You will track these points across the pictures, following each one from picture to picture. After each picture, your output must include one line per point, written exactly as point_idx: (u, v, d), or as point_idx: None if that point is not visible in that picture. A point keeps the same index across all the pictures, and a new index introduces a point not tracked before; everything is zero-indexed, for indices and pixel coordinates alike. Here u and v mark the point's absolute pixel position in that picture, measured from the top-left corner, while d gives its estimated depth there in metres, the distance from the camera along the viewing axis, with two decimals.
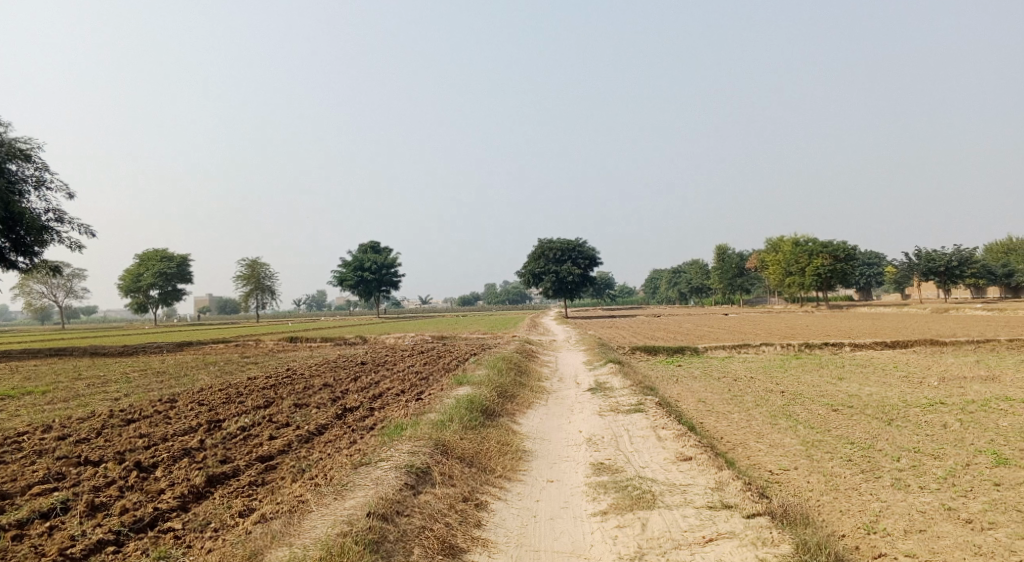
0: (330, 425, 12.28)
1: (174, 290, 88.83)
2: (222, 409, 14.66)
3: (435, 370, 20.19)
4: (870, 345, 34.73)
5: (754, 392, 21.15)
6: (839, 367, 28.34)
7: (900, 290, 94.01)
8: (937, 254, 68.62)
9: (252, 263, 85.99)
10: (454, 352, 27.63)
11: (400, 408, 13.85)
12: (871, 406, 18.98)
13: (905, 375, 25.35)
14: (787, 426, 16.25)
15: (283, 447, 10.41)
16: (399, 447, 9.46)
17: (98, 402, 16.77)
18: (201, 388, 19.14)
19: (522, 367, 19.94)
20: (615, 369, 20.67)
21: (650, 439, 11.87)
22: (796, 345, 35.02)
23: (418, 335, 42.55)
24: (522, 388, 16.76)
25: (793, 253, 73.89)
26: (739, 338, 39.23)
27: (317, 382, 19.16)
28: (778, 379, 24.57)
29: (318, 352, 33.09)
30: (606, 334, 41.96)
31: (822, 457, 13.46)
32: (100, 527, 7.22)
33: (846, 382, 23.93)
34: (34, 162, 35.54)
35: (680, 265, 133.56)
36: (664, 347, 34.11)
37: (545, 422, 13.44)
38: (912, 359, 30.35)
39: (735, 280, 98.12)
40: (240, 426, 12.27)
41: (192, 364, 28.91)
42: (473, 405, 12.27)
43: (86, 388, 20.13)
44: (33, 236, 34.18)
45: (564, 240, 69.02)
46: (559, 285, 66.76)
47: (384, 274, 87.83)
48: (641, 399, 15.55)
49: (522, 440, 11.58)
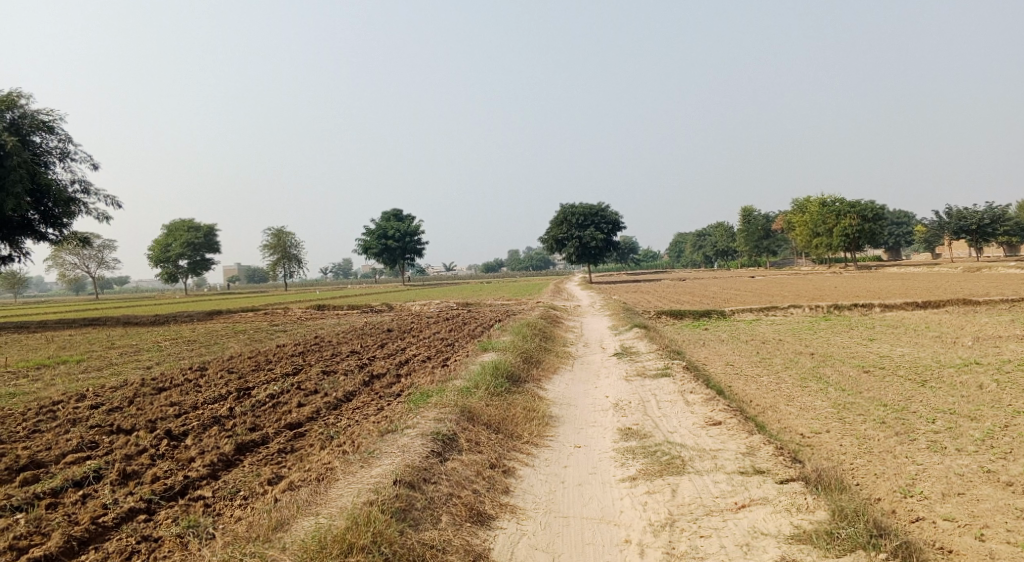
0: (357, 392, 12.31)
1: (202, 260, 89.81)
2: (250, 377, 14.77)
3: (460, 337, 20.17)
4: (901, 306, 34.14)
5: (783, 355, 20.88)
6: (870, 328, 27.90)
7: (931, 249, 92.27)
8: (969, 212, 67.00)
9: (278, 232, 86.56)
10: (479, 318, 27.64)
11: (426, 375, 13.84)
12: (903, 367, 18.65)
13: (937, 336, 24.89)
14: (817, 389, 16.03)
15: (311, 414, 10.46)
16: (426, 413, 9.43)
17: (130, 372, 17.00)
18: (230, 356, 19.33)
19: (547, 333, 19.86)
20: (641, 334, 20.50)
21: (678, 404, 11.74)
22: (824, 306, 34.52)
23: (442, 301, 42.66)
24: (548, 354, 16.69)
25: (820, 214, 72.63)
26: (765, 301, 38.77)
27: (343, 350, 19.25)
28: (807, 341, 24.26)
29: (344, 320, 33.29)
30: (631, 298, 41.68)
31: (854, 420, 13.25)
32: (131, 495, 7.30)
33: (876, 343, 23.56)
34: (58, 134, 35.79)
35: (705, 228, 132.11)
36: (690, 311, 33.81)
37: (571, 388, 13.36)
38: (944, 319, 29.77)
39: (761, 242, 96.91)
40: (269, 393, 12.34)
41: (220, 333, 29.23)
42: (499, 371, 12.21)
43: (118, 357, 20.41)
44: (62, 208, 34.58)
45: (587, 204, 68.45)
46: (583, 249, 66.37)
47: (407, 241, 87.96)
48: (668, 363, 15.41)
49: (549, 405, 11.51)
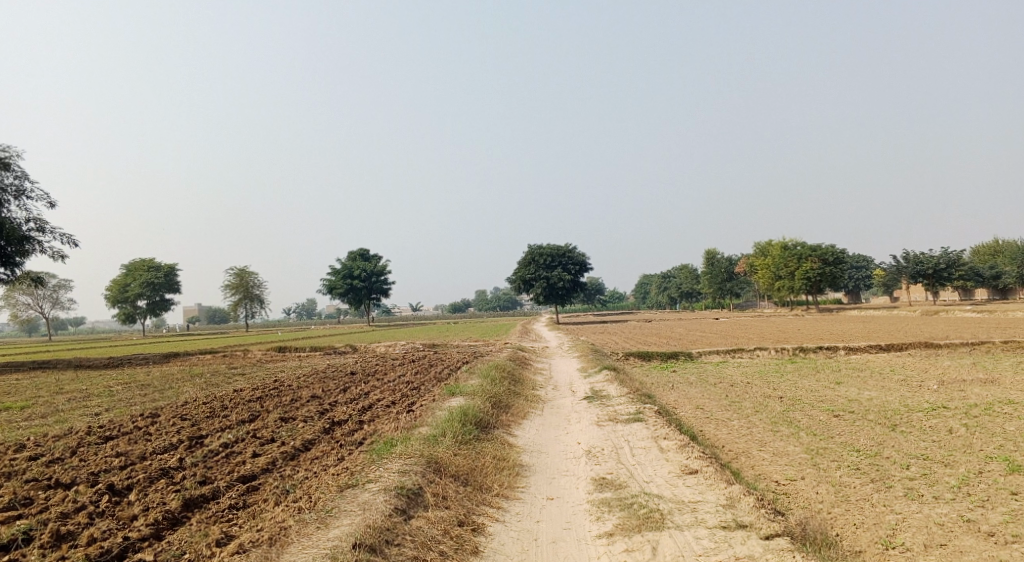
0: (317, 440, 11.73)
1: (162, 300, 87.76)
2: (204, 424, 14.06)
3: (426, 380, 19.63)
4: (864, 348, 34.45)
5: (752, 398, 20.69)
6: (836, 371, 27.98)
7: (889, 293, 94.21)
8: (925, 256, 68.66)
9: (241, 272, 85.14)
10: (445, 361, 27.09)
11: (390, 421, 13.31)
12: (872, 411, 18.56)
13: (902, 379, 24.99)
14: (789, 433, 15.79)
15: (267, 465, 9.87)
16: (389, 465, 8.94)
17: (76, 418, 16.11)
18: (184, 401, 18.48)
19: (516, 376, 19.43)
20: (610, 376, 20.18)
21: (652, 451, 11.38)
22: (790, 349, 34.64)
23: (408, 343, 42.02)
24: (516, 398, 16.24)
25: (782, 257, 73.81)
26: (732, 343, 38.84)
27: (304, 394, 18.57)
28: (775, 384, 24.18)
29: (306, 363, 32.45)
30: (598, 340, 41.46)
31: (828, 466, 13.01)
32: (63, 560, 6.67)
33: (844, 386, 23.56)
34: (14, 171, 34.77)
35: (670, 270, 133.52)
36: (658, 353, 33.66)
37: (541, 434, 12.94)
38: (907, 362, 30.01)
39: (725, 285, 98.06)
40: (223, 442, 11.68)
41: (176, 376, 28.20)
42: (467, 418, 11.74)
43: (65, 403, 19.40)
44: (15, 247, 33.41)
45: (554, 246, 68.62)
46: (550, 291, 66.30)
47: (373, 282, 87.10)
48: (640, 407, 15.05)
49: (519, 454, 11.05)
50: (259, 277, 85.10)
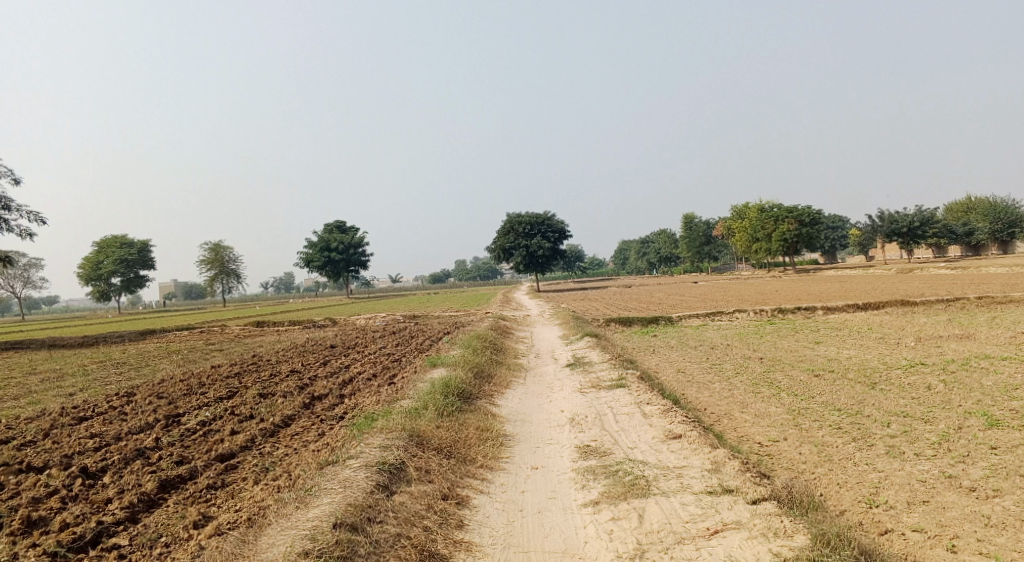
0: (297, 416, 11.54)
1: (137, 277, 86.52)
2: (181, 403, 13.79)
3: (407, 351, 19.44)
4: (842, 308, 34.72)
5: (733, 360, 20.76)
6: (815, 331, 28.17)
7: (865, 252, 95.09)
8: (899, 215, 69.22)
9: (216, 247, 84.00)
10: (425, 331, 26.92)
11: (371, 395, 13.14)
12: (851, 370, 18.69)
13: (880, 337, 25.20)
14: (771, 394, 15.84)
15: (246, 443, 9.69)
16: (370, 440, 8.78)
17: (50, 399, 15.77)
18: (161, 379, 18.17)
19: (498, 345, 19.30)
20: (592, 343, 20.12)
21: (636, 417, 11.32)
22: (769, 310, 34.82)
23: (388, 314, 41.75)
24: (498, 367, 16.12)
25: (759, 219, 74.07)
26: (712, 306, 38.99)
27: (283, 368, 18.33)
28: (755, 346, 24.29)
29: (285, 337, 32.08)
30: (579, 306, 41.44)
31: (810, 426, 13.07)
32: (35, 548, 6.48)
33: (823, 346, 23.72)
34: None
35: (648, 235, 133.81)
36: (638, 318, 33.69)
37: (524, 402, 12.84)
38: (885, 320, 30.28)
39: (703, 248, 98.44)
40: (201, 421, 11.46)
41: (153, 353, 27.79)
42: (449, 389, 11.59)
43: (38, 384, 19.01)
44: None
45: (533, 213, 68.29)
46: (529, 258, 66.13)
47: (351, 254, 86.37)
48: (622, 374, 14.99)
49: (502, 424, 10.94)
50: (235, 252, 84.06)
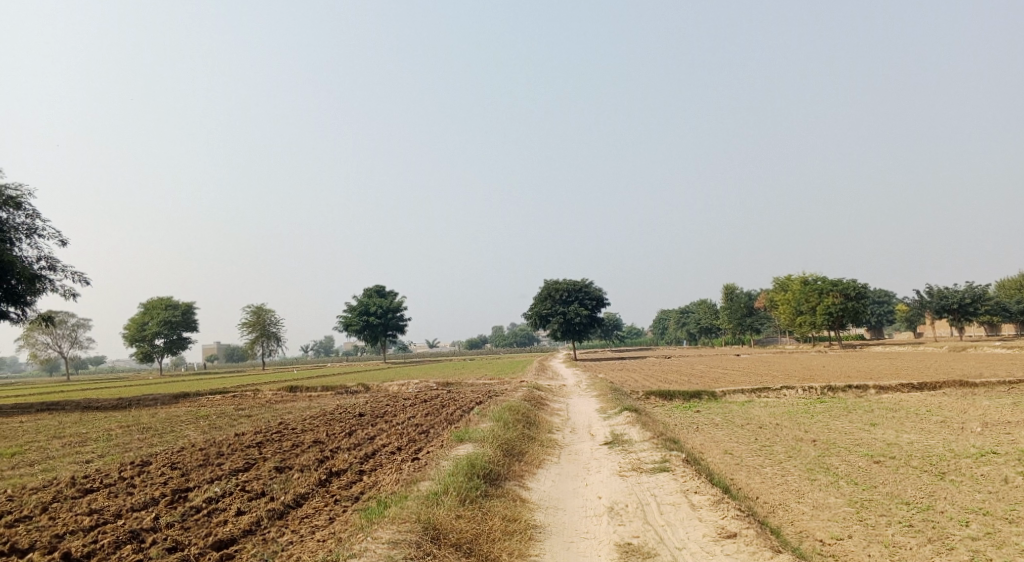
0: (311, 494, 10.67)
1: (179, 339, 87.30)
2: (194, 475, 13.01)
3: (436, 423, 18.42)
4: (896, 387, 32.82)
5: (782, 441, 19.32)
6: (869, 411, 26.46)
7: (913, 327, 91.94)
8: (949, 290, 66.69)
9: (258, 310, 84.73)
10: (457, 401, 25.94)
11: (393, 472, 12.20)
12: (915, 457, 17.12)
13: (941, 420, 23.46)
14: (828, 482, 14.47)
15: (249, 527, 8.86)
16: (379, 532, 7.96)
17: (64, 467, 15.14)
18: (181, 447, 17.44)
19: (531, 419, 18.20)
20: (632, 419, 18.89)
21: (682, 508, 10.21)
22: (817, 387, 33.06)
23: (422, 381, 40.83)
24: (531, 443, 15.07)
25: (803, 291, 72.11)
26: (756, 381, 37.27)
27: (307, 438, 17.49)
28: (806, 426, 22.72)
29: (316, 403, 31.24)
30: (616, 378, 39.98)
31: (877, 522, 11.75)
32: None
33: (880, 428, 22.11)
34: (26, 210, 34.41)
35: (688, 306, 132.16)
36: (679, 392, 32.25)
37: (559, 486, 11.77)
38: (944, 402, 28.33)
39: (745, 320, 96.17)
40: (207, 497, 10.66)
41: (180, 418, 27.12)
42: (474, 471, 10.63)
43: (58, 448, 18.41)
44: (25, 286, 32.90)
45: (571, 281, 67.54)
46: (567, 326, 65.09)
47: (389, 319, 86.25)
48: (666, 455, 13.84)
49: (532, 511, 9.92)
50: (276, 315, 84.60)
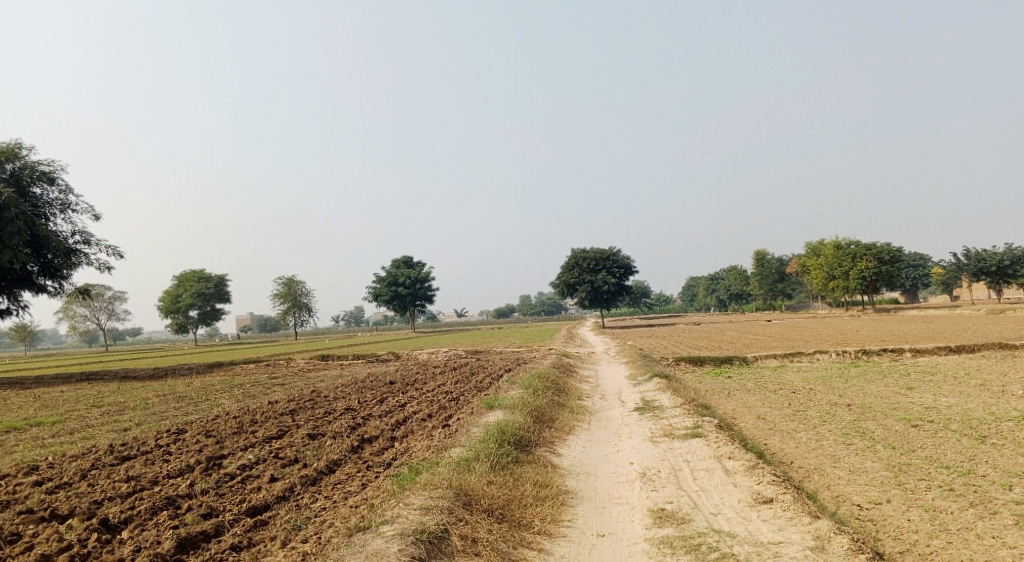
0: (343, 461, 10.70)
1: (213, 310, 88.67)
2: (228, 442, 13.17)
3: (466, 390, 18.42)
4: (933, 350, 32.15)
5: (817, 406, 19.02)
6: (905, 375, 25.96)
7: (950, 291, 90.05)
8: (988, 252, 65.02)
9: (289, 281, 85.60)
10: (486, 369, 25.96)
11: (424, 439, 12.21)
12: (954, 420, 16.74)
13: (981, 384, 22.92)
14: (864, 447, 14.19)
15: (283, 493, 8.92)
16: (410, 498, 7.99)
17: (102, 435, 15.44)
18: (215, 416, 17.67)
19: (561, 385, 18.11)
20: (662, 385, 18.70)
21: (716, 474, 10.06)
22: (851, 351, 32.53)
23: (451, 349, 41.00)
24: (561, 410, 14.98)
25: (835, 256, 70.83)
26: (788, 346, 36.79)
27: (338, 406, 17.58)
28: (840, 391, 22.35)
29: (347, 372, 31.54)
30: (646, 345, 39.72)
31: (916, 486, 11.49)
32: None
33: (917, 392, 21.66)
34: (59, 185, 34.83)
35: (718, 273, 130.95)
36: (710, 358, 31.96)
37: (589, 452, 11.68)
38: (983, 365, 27.69)
39: (776, 286, 94.97)
40: (241, 464, 10.76)
41: (215, 388, 27.54)
42: (504, 437, 10.57)
43: (97, 417, 18.79)
44: (61, 260, 33.43)
45: (598, 248, 67.08)
46: (595, 294, 64.81)
47: (418, 289, 86.65)
48: (698, 421, 13.66)
49: (563, 477, 9.85)
50: (306, 286, 85.42)
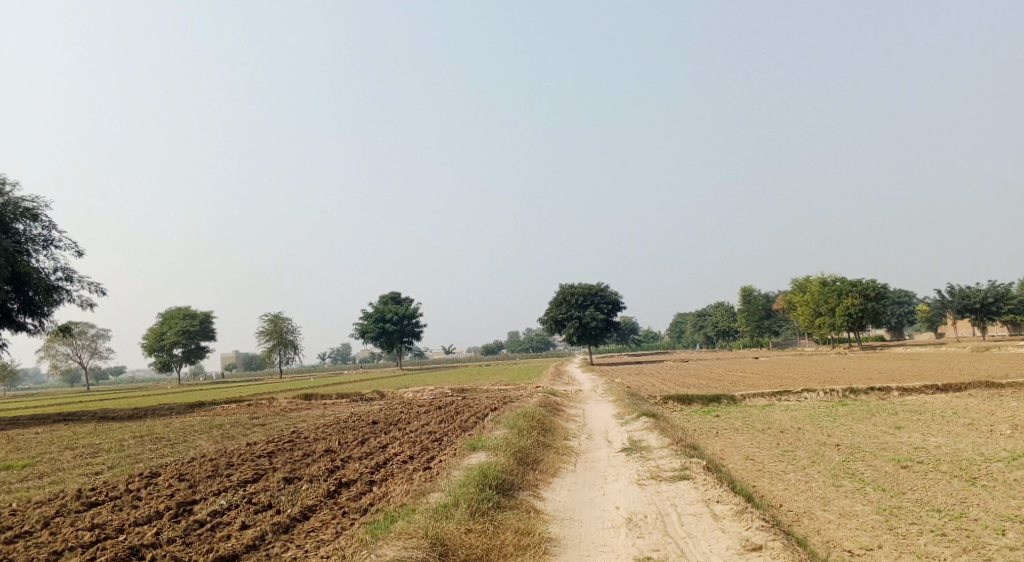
0: (318, 507, 10.32)
1: (197, 348, 87.63)
2: (201, 486, 12.76)
3: (450, 431, 18.06)
4: (920, 388, 32.05)
5: (805, 446, 18.77)
6: (893, 414, 25.78)
7: (935, 328, 90.44)
8: (971, 290, 65.46)
9: (275, 318, 84.91)
10: (472, 407, 25.58)
11: (404, 482, 11.86)
12: (943, 461, 16.54)
13: (969, 423, 22.75)
14: (854, 488, 13.94)
15: (253, 542, 8.57)
16: (384, 551, 7.79)
17: (73, 479, 14.97)
18: (191, 457, 17.20)
19: (547, 425, 17.80)
20: (649, 424, 18.42)
21: (704, 519, 9.79)
22: (839, 389, 32.38)
23: (437, 387, 40.50)
24: (546, 451, 14.67)
25: (822, 293, 71.09)
26: (776, 384, 36.62)
27: (318, 448, 17.16)
28: (829, 430, 22.12)
29: (331, 411, 31.01)
30: (633, 383, 39.39)
31: (907, 531, 11.24)
32: None
33: (905, 432, 21.48)
34: (42, 221, 34.47)
35: (705, 309, 131.16)
36: (698, 396, 31.69)
37: (574, 495, 11.38)
38: (971, 403, 27.56)
39: (763, 322, 95.11)
40: (213, 510, 10.37)
41: (194, 428, 26.96)
42: (486, 481, 10.29)
43: (70, 460, 18.24)
44: (42, 296, 32.91)
45: (586, 285, 67.03)
46: (583, 331, 64.61)
47: (405, 325, 86.13)
48: (685, 463, 13.41)
49: (547, 523, 9.55)
50: (293, 323, 84.73)
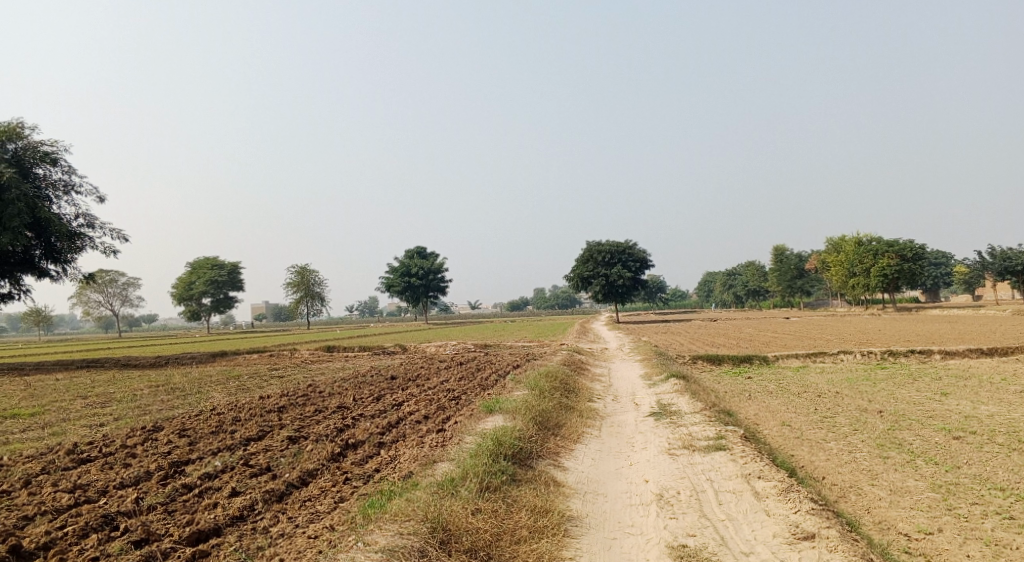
0: (318, 472, 9.42)
1: (226, 298, 87.88)
2: (201, 444, 11.97)
3: (469, 389, 17.08)
4: (963, 353, 30.46)
5: (846, 412, 17.52)
6: (937, 379, 24.34)
7: (972, 291, 87.50)
8: (1014, 252, 62.61)
9: (302, 270, 84.67)
10: (494, 364, 24.65)
11: (414, 446, 10.93)
12: (999, 433, 15.19)
13: (1019, 391, 21.33)
14: (904, 461, 12.74)
15: (239, 512, 7.73)
16: (375, 538, 7.00)
17: (73, 431, 14.33)
18: (198, 411, 16.45)
19: (570, 385, 16.73)
20: (679, 387, 17.26)
21: (744, 498, 8.74)
22: (877, 352, 30.92)
23: (460, 343, 39.68)
24: (568, 414, 13.66)
25: (856, 253, 68.77)
26: (810, 345, 35.23)
27: (330, 404, 16.30)
28: (869, 396, 20.80)
29: (351, 364, 30.39)
30: (661, 341, 38.23)
31: (970, 512, 10.06)
32: None
33: (953, 399, 20.08)
34: (62, 166, 33.79)
35: (735, 268, 129.06)
36: (728, 356, 30.47)
37: (599, 465, 10.39)
38: (1019, 370, 26.02)
39: (794, 282, 92.79)
40: (204, 474, 9.52)
41: (212, 378, 26.40)
42: (500, 450, 9.31)
43: (77, 410, 17.63)
44: (64, 243, 32.39)
45: (613, 242, 65.57)
46: (609, 288, 63.30)
47: (431, 280, 85.44)
48: (720, 431, 12.29)
49: (568, 498, 8.59)
50: (320, 275, 84.49)
